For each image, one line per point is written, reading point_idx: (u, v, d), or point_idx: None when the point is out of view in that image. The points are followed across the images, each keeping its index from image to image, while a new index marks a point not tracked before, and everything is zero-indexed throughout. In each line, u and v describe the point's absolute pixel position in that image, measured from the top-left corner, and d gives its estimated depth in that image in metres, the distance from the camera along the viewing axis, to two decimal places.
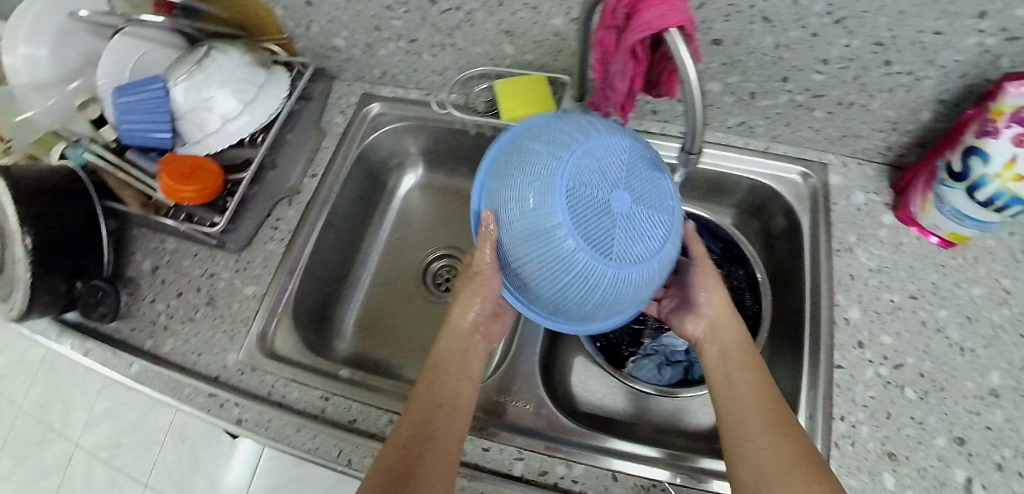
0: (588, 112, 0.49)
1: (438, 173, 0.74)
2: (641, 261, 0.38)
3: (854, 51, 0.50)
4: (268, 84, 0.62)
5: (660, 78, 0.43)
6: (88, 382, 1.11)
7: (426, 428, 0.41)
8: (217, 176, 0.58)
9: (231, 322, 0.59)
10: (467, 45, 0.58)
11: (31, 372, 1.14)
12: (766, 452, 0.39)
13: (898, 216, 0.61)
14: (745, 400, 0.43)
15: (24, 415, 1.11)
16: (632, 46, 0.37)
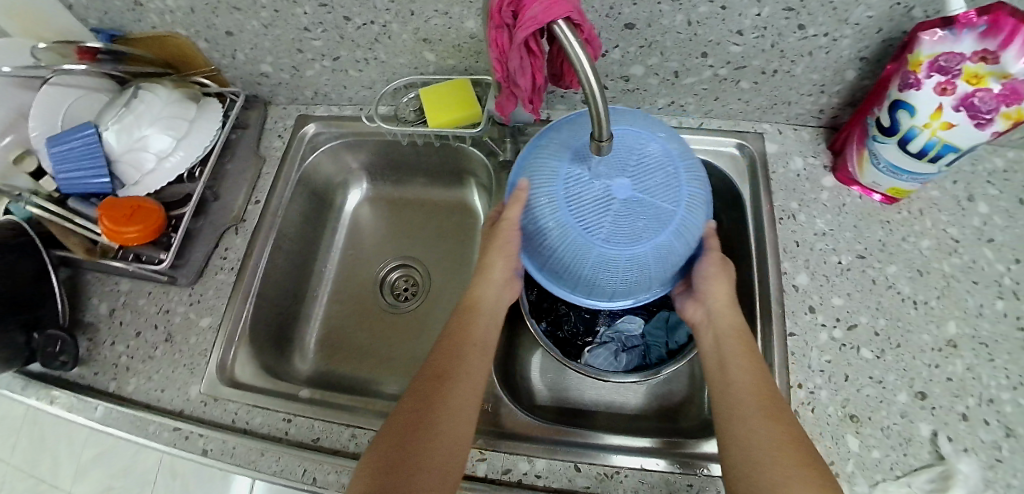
0: (501, 113, 0.49)
1: (386, 185, 0.75)
2: (646, 239, 0.42)
3: (766, 19, 0.50)
4: (201, 117, 0.62)
5: (561, 70, 0.44)
6: (74, 432, 1.12)
7: (414, 438, 0.40)
8: (158, 214, 0.59)
9: (190, 355, 0.59)
10: (389, 57, 0.59)
11: (15, 430, 1.14)
12: (761, 432, 0.39)
13: (838, 178, 0.61)
14: (741, 384, 0.43)
15: (13, 472, 1.11)
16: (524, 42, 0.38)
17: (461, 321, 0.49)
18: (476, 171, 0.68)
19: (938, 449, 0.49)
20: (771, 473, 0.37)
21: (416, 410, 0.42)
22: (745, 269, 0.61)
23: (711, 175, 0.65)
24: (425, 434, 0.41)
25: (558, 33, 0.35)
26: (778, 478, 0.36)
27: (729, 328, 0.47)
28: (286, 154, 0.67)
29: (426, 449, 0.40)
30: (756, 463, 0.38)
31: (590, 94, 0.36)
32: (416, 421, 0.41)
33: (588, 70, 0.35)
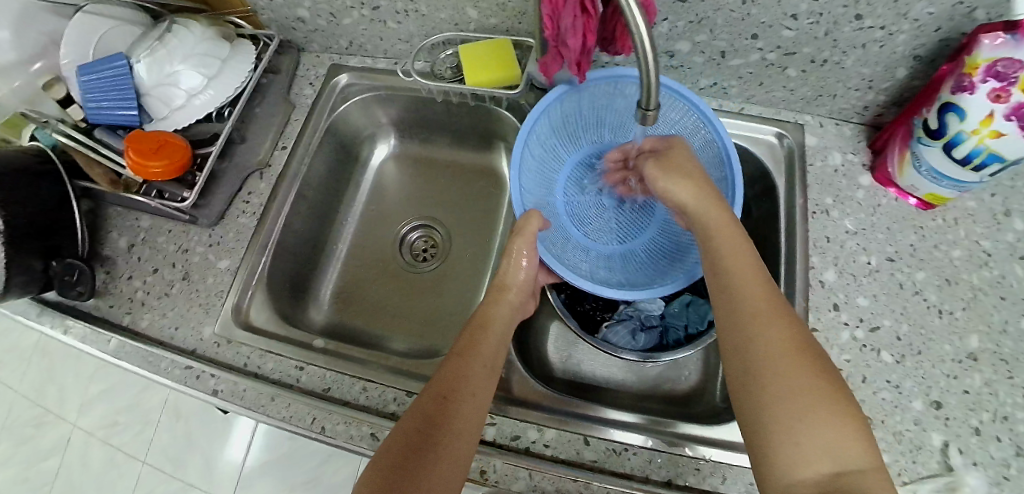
0: (546, 75, 0.48)
1: (412, 142, 0.74)
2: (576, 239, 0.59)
3: (823, 6, 0.48)
4: (233, 57, 0.61)
5: (613, 34, 0.42)
6: (81, 365, 1.14)
7: (435, 429, 0.40)
8: (185, 151, 0.58)
9: (206, 296, 0.60)
10: (430, 10, 0.57)
11: (23, 357, 1.16)
12: (767, 341, 0.36)
13: (876, 178, 0.60)
14: (747, 290, 0.39)
15: (19, 399, 1.14)
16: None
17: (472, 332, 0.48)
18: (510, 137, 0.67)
19: (948, 460, 0.49)
20: (779, 389, 0.34)
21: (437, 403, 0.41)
22: (772, 263, 0.60)
23: (746, 162, 0.64)
24: (446, 427, 0.40)
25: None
26: (782, 389, 0.34)
27: (721, 222, 0.44)
28: (317, 103, 0.66)
29: (452, 440, 0.39)
30: (761, 372, 0.36)
31: (645, 61, 0.35)
32: (437, 411, 0.41)
33: (644, 36, 0.34)
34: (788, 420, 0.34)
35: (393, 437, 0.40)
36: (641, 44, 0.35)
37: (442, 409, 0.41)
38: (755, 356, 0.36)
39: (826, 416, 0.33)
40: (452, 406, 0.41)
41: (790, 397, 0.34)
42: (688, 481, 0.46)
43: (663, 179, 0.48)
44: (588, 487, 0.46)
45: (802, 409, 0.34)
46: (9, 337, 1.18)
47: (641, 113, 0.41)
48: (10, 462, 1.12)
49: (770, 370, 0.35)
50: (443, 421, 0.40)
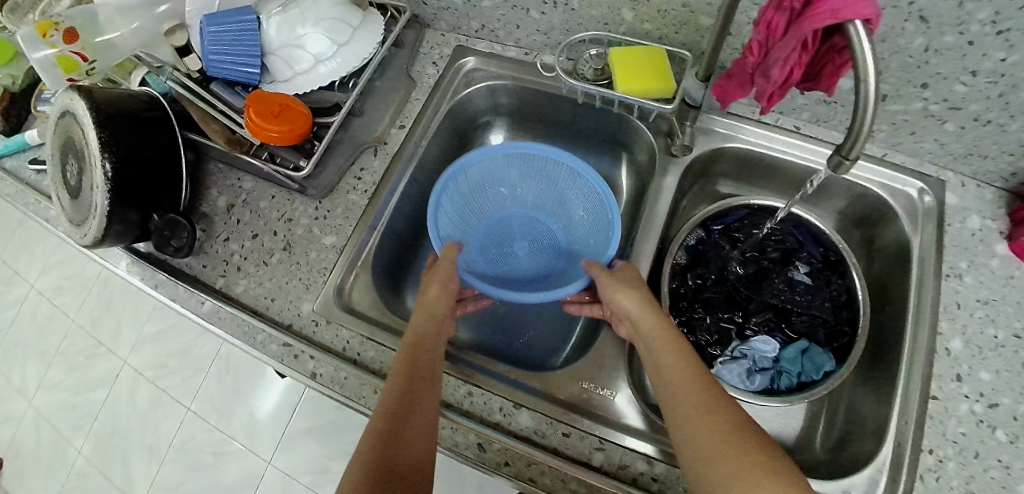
0: (722, 96, 0.45)
1: (522, 135, 0.70)
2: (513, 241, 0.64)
3: (1009, 67, 0.45)
4: (363, 26, 0.58)
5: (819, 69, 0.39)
6: (140, 304, 1.17)
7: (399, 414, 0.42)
8: (305, 118, 0.56)
9: (308, 271, 0.58)
10: (582, 6, 0.53)
11: (87, 287, 1.21)
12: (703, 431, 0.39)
13: (1011, 248, 0.57)
14: (680, 386, 0.43)
15: (78, 328, 1.18)
16: (808, 33, 0.33)
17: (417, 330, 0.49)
18: (636, 148, 0.63)
19: None
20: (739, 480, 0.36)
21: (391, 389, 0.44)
22: (892, 320, 0.58)
23: (876, 210, 0.62)
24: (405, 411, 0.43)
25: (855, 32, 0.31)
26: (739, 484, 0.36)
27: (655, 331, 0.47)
28: (439, 85, 0.63)
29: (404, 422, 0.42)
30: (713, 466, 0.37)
31: (864, 113, 0.33)
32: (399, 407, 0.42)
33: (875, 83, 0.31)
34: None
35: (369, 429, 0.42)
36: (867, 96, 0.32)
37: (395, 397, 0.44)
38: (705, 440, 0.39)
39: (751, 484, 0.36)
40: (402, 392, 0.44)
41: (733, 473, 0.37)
42: None
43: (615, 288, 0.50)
44: None
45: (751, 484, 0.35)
46: (77, 266, 1.23)
47: (835, 161, 0.38)
48: (61, 387, 1.16)
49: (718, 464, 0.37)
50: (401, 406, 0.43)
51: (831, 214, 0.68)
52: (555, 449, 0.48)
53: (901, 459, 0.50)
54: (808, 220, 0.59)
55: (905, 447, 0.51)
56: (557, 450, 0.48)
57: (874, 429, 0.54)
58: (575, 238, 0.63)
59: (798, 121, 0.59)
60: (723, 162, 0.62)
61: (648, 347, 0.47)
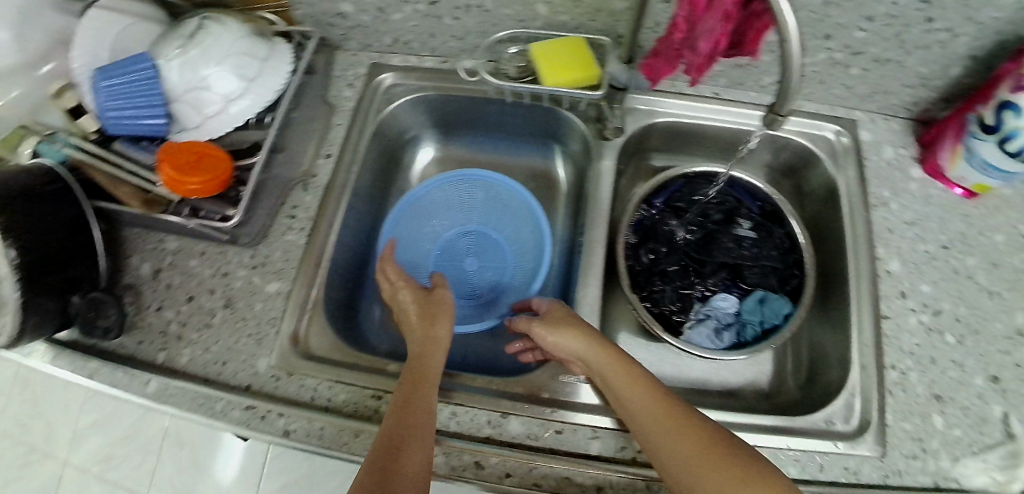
0: (653, 73, 0.47)
1: (452, 144, 0.70)
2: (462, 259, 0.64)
3: (900, 8, 0.49)
4: (271, 57, 0.55)
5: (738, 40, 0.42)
6: (72, 396, 1.05)
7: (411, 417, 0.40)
8: (226, 163, 0.52)
9: (255, 324, 0.55)
10: (494, 6, 0.53)
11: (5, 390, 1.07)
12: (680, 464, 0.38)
13: (926, 170, 0.63)
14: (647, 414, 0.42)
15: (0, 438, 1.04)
16: (728, 6, 0.35)
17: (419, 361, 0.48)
18: (569, 139, 0.64)
19: (1011, 429, 0.53)
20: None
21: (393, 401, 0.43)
22: (835, 254, 0.62)
23: (800, 157, 0.67)
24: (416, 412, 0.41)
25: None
26: None
27: (617, 370, 0.46)
28: (360, 106, 0.62)
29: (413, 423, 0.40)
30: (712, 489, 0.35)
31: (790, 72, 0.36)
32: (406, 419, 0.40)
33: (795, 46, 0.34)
34: None
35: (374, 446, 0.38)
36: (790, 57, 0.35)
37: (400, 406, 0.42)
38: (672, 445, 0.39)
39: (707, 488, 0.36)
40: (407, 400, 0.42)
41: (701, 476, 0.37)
42: None
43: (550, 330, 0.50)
44: None
45: (724, 485, 0.35)
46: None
47: (769, 118, 0.42)
48: None
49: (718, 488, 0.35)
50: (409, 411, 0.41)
51: (762, 168, 0.72)
52: (552, 448, 0.47)
53: (869, 380, 0.54)
54: (741, 178, 0.62)
55: (868, 368, 0.54)
56: (555, 449, 0.47)
57: (838, 358, 0.58)
58: (517, 239, 0.65)
59: (716, 88, 0.61)
60: (655, 136, 0.64)
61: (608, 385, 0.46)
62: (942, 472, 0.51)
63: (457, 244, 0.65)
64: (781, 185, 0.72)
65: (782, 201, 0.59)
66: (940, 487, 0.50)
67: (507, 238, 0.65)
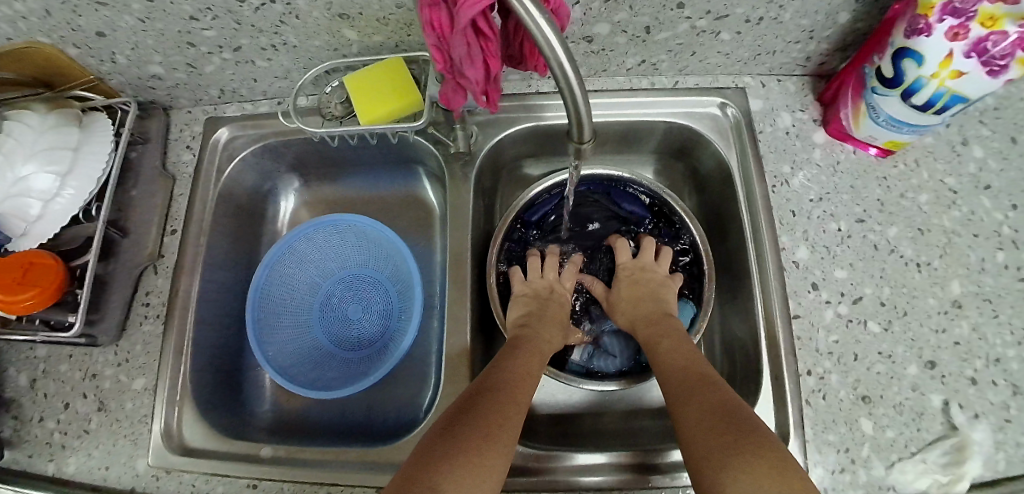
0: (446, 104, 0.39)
1: (319, 185, 0.70)
2: (345, 308, 0.63)
3: None
4: (86, 142, 0.53)
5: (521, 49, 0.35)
6: None
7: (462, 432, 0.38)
8: (58, 269, 0.50)
9: (130, 424, 0.53)
10: (300, 40, 0.51)
11: None
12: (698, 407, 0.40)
13: (830, 132, 0.57)
14: (677, 367, 0.46)
15: None
16: (468, 22, 0.28)
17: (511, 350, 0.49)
18: (426, 161, 0.63)
19: (951, 419, 0.48)
20: (731, 439, 0.37)
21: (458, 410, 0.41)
22: (739, 244, 0.57)
23: (688, 139, 0.61)
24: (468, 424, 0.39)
25: (513, 1, 0.26)
26: (732, 441, 0.36)
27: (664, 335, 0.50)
28: (199, 169, 0.60)
29: (481, 435, 0.38)
30: (702, 439, 0.38)
31: (568, 87, 0.29)
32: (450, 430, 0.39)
33: (564, 56, 0.28)
34: (744, 442, 0.36)
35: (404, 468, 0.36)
36: (562, 72, 0.29)
37: (452, 419, 0.40)
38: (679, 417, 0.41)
39: (766, 453, 0.35)
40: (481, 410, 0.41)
41: (714, 447, 0.37)
42: None
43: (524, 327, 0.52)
44: None
45: (732, 432, 0.37)
46: None
47: (575, 147, 0.35)
48: None
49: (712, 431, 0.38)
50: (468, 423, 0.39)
51: (648, 156, 0.67)
52: None
53: (784, 391, 0.49)
54: (619, 177, 0.61)
55: (784, 379, 0.49)
56: None
57: (754, 369, 0.52)
58: (397, 275, 0.63)
59: None
60: (510, 148, 0.61)
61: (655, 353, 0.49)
62: (876, 482, 0.46)
63: (340, 293, 0.64)
64: (673, 168, 0.67)
65: (669, 198, 0.59)
66: None
67: (388, 277, 0.64)
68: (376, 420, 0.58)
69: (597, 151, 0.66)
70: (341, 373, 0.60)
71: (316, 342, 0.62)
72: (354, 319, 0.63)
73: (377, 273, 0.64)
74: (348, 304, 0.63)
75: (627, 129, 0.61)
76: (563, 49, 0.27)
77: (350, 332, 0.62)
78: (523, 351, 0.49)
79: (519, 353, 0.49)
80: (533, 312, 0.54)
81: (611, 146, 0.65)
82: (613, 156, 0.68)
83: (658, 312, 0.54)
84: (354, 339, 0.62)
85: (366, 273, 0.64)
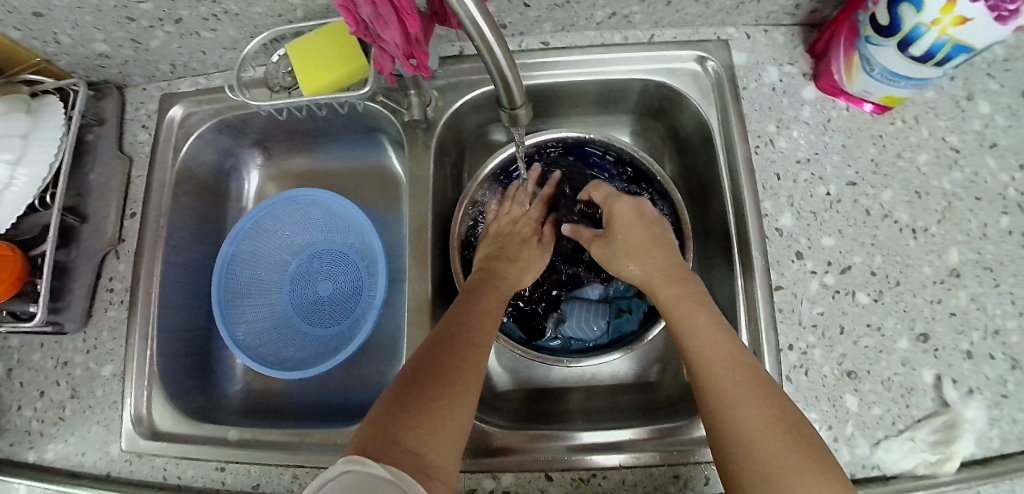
0: (384, 71, 0.40)
1: (283, 159, 0.68)
2: (315, 284, 0.62)
3: None
4: (35, 128, 0.52)
5: (438, 8, 0.35)
6: None
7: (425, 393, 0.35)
8: (16, 259, 0.49)
9: (102, 410, 0.53)
10: (241, 8, 0.48)
11: None
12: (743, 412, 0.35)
13: (822, 87, 0.52)
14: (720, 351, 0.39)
15: None
16: None
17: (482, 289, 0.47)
18: (388, 129, 0.60)
19: (943, 396, 0.45)
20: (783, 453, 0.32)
21: (422, 367, 0.37)
22: (720, 212, 0.53)
23: (668, 99, 0.57)
24: (435, 385, 0.36)
25: None
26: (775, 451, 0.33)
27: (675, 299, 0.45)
28: (156, 149, 0.58)
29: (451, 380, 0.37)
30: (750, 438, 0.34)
31: (487, 47, 0.28)
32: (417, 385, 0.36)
33: (480, 17, 0.25)
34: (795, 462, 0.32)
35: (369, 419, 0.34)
36: (482, 38, 0.27)
37: (414, 382, 0.36)
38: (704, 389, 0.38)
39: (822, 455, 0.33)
40: (442, 369, 0.37)
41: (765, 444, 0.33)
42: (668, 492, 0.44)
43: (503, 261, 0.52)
44: None
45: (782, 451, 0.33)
46: None
47: (508, 115, 0.35)
48: None
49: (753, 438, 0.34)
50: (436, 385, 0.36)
51: (628, 116, 0.63)
52: None
53: (763, 367, 0.46)
54: (587, 139, 0.58)
55: (762, 355, 0.46)
56: None
57: None
58: (363, 245, 0.62)
59: (545, 35, 0.55)
60: (471, 116, 0.58)
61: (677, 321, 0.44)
62: (860, 461, 0.44)
63: (309, 270, 0.63)
64: (652, 132, 0.63)
65: (642, 160, 0.55)
66: (857, 479, 0.43)
67: (354, 250, 0.62)
68: (353, 399, 0.57)
69: (571, 115, 0.63)
70: (313, 350, 0.59)
71: (288, 321, 0.61)
72: (325, 295, 0.62)
73: (343, 246, 0.63)
74: (316, 281, 0.62)
75: (599, 89, 0.57)
76: (477, 9, 0.25)
77: (321, 309, 0.61)
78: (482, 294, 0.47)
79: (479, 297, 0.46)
80: (489, 254, 0.53)
81: (587, 108, 0.62)
82: (589, 123, 0.64)
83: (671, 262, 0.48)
84: (323, 316, 0.61)
85: (334, 250, 0.63)
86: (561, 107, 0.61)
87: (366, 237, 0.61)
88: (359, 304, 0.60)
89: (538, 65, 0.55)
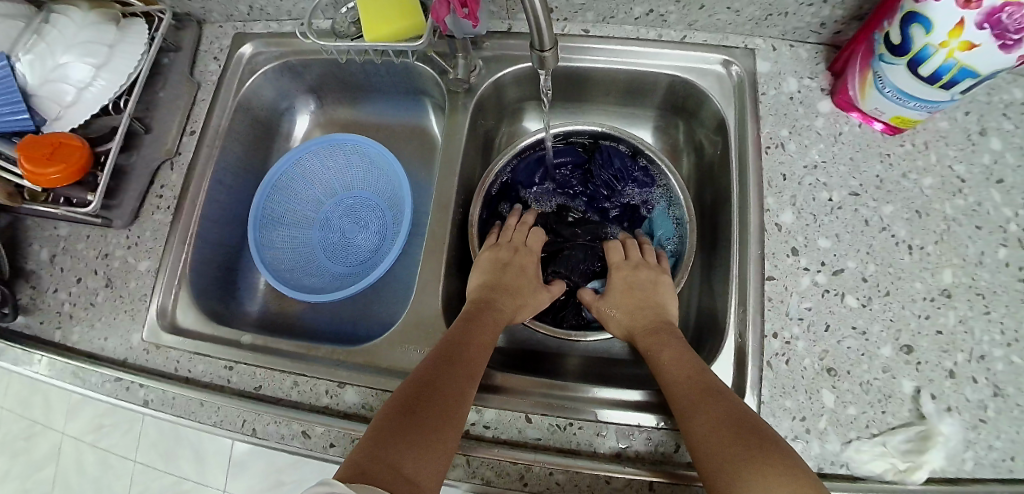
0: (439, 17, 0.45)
1: (328, 107, 0.73)
2: (343, 227, 0.66)
3: None
4: (121, 40, 0.57)
5: None
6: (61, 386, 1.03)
7: (417, 422, 0.37)
8: (84, 153, 0.53)
9: (130, 302, 0.57)
10: None
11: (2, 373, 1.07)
12: (683, 399, 0.41)
13: (837, 102, 0.55)
14: (670, 356, 0.45)
15: (4, 412, 1.04)
16: None
17: (487, 305, 0.50)
18: (431, 91, 0.65)
19: (919, 407, 0.45)
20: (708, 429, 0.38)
21: (426, 377, 0.41)
22: (727, 207, 0.56)
23: (692, 96, 0.60)
24: (414, 436, 0.36)
25: None
26: (703, 428, 0.38)
27: (635, 292, 0.53)
28: (222, 78, 0.64)
29: (452, 393, 0.40)
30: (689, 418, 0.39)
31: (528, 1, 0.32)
32: (422, 390, 0.39)
33: None
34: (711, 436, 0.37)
35: (383, 411, 0.38)
36: None
37: (420, 391, 0.39)
38: (676, 395, 0.42)
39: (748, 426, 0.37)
40: (446, 379, 0.41)
41: (705, 424, 0.38)
42: (639, 452, 0.45)
43: (509, 281, 0.53)
44: (529, 471, 0.44)
45: (705, 427, 0.38)
46: None
47: (538, 57, 0.39)
48: (8, 478, 1.03)
49: (691, 416, 0.39)
50: (427, 413, 0.38)
51: (652, 111, 0.67)
52: None
53: (745, 349, 0.49)
54: (609, 131, 0.62)
55: (747, 337, 0.49)
56: None
57: (721, 327, 0.52)
58: (392, 193, 0.66)
59: (586, 24, 0.59)
60: (511, 89, 0.63)
61: (633, 315, 0.51)
62: (829, 457, 0.44)
63: (339, 212, 0.67)
64: (672, 128, 0.67)
65: (655, 153, 0.59)
66: (825, 473, 0.44)
67: (382, 200, 0.66)
68: (358, 335, 0.61)
69: (601, 100, 0.66)
70: (335, 283, 0.63)
71: (315, 258, 0.65)
72: (353, 236, 0.66)
73: (372, 193, 0.67)
74: (344, 222, 0.67)
75: (630, 79, 0.61)
76: None
77: (346, 249, 0.65)
78: (489, 317, 0.48)
79: (485, 318, 0.48)
80: (496, 271, 0.53)
81: (613, 97, 0.66)
82: (617, 111, 0.68)
83: (641, 278, 0.54)
84: (347, 258, 0.65)
85: (365, 196, 0.67)
86: (593, 92, 0.65)
87: (398, 186, 0.65)
88: (384, 249, 0.64)
89: (579, 48, 0.59)
